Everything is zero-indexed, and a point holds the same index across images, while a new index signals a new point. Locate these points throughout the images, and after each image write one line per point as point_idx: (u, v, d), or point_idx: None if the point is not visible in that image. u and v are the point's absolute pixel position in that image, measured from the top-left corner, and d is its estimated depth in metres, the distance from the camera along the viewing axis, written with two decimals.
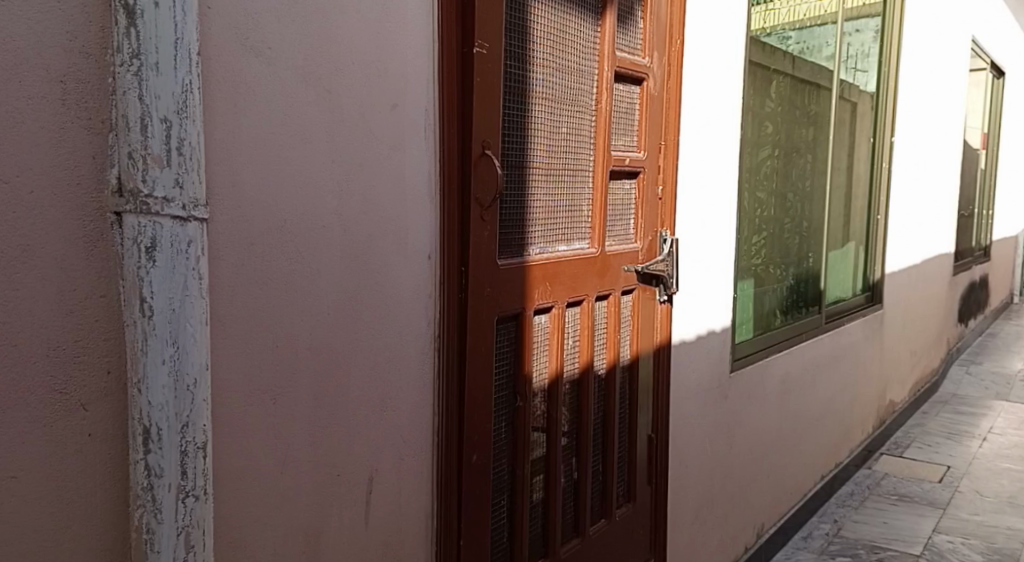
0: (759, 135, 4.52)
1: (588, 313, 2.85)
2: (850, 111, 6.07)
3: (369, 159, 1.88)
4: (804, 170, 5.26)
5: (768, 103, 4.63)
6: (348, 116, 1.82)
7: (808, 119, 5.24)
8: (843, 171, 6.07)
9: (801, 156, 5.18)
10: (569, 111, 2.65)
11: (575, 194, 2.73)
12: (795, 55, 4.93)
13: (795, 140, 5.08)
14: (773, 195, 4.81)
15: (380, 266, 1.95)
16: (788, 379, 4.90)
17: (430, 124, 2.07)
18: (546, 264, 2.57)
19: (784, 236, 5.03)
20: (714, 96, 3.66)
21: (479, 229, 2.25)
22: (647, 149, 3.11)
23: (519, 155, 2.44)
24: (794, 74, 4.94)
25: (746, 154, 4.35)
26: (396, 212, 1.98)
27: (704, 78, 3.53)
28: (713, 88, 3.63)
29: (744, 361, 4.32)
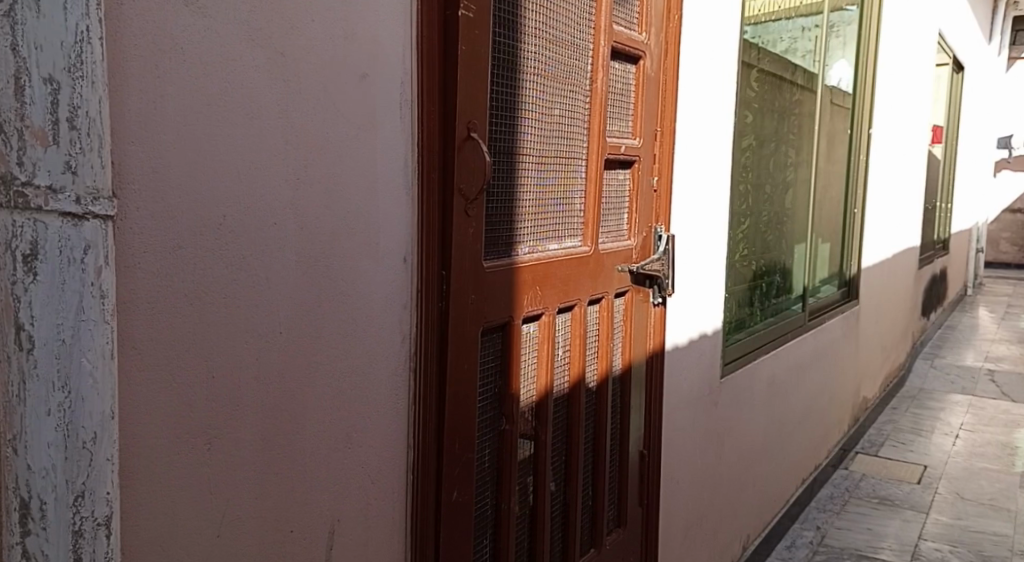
0: (764, 131, 4.13)
1: (580, 320, 2.45)
2: (849, 106, 5.70)
3: (333, 142, 1.52)
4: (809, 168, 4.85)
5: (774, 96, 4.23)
6: (307, 87, 1.46)
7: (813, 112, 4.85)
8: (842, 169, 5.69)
9: (805, 152, 4.78)
10: (562, 90, 2.29)
11: (567, 185, 2.37)
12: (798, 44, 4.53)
13: (799, 135, 4.69)
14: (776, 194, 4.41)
15: (346, 272, 1.60)
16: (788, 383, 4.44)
17: (408, 102, 1.73)
18: (537, 267, 2.23)
19: (787, 239, 4.64)
20: (721, 79, 3.21)
21: (464, 226, 1.90)
22: (643, 135, 2.65)
23: (508, 141, 2.09)
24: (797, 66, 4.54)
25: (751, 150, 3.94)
26: (365, 208, 1.63)
27: (709, 58, 3.08)
28: (720, 71, 3.19)
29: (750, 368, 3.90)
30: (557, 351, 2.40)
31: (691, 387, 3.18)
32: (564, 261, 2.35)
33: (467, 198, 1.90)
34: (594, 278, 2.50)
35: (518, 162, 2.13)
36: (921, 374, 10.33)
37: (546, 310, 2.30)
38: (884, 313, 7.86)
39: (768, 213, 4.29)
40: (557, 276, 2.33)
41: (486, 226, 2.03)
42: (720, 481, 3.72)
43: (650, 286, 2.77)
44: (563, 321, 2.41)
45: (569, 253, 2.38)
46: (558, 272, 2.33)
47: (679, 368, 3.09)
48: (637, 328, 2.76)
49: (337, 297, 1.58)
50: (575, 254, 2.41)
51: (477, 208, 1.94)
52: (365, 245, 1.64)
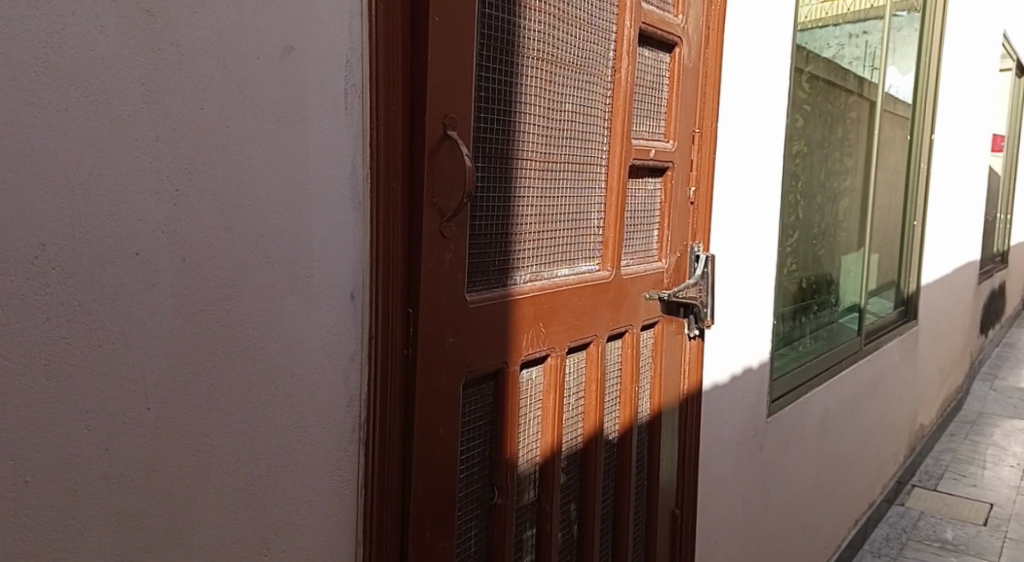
0: (818, 140, 3.65)
1: (597, 360, 1.93)
2: (915, 113, 5.16)
3: (240, 141, 1.15)
4: (868, 181, 4.35)
5: (829, 101, 3.75)
6: (195, 68, 1.09)
7: (873, 120, 4.35)
8: (906, 183, 5.16)
9: (862, 164, 4.28)
10: (577, 80, 1.83)
11: (583, 199, 1.90)
12: (855, 44, 4.06)
13: (856, 146, 4.19)
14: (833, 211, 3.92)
15: (263, 318, 1.20)
16: (856, 424, 3.85)
17: (361, 94, 1.33)
18: (542, 298, 1.74)
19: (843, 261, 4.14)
20: (776, 77, 2.73)
21: (438, 250, 1.47)
22: (678, 136, 2.17)
23: (501, 141, 1.63)
24: (854, 68, 4.06)
25: (804, 163, 3.47)
26: (293, 233, 1.23)
27: (763, 52, 2.61)
28: (776, 68, 2.72)
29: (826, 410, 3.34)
30: (567, 400, 1.88)
31: (744, 437, 2.62)
32: (581, 289, 1.86)
33: (444, 215, 1.47)
34: (617, 310, 1.99)
35: (514, 168, 1.67)
36: (981, 398, 9.59)
37: (553, 349, 1.79)
38: (942, 336, 7.24)
39: (823, 233, 3.79)
40: (569, 307, 1.82)
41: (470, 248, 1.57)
42: (792, 548, 3.11)
43: (685, 316, 2.25)
44: (578, 362, 1.90)
45: (586, 278, 1.88)
46: (573, 304, 1.83)
47: (735, 413, 2.54)
48: (665, 365, 2.19)
49: (250, 352, 1.18)
50: (596, 281, 1.91)
51: (456, 228, 1.51)
52: (292, 280, 1.24)
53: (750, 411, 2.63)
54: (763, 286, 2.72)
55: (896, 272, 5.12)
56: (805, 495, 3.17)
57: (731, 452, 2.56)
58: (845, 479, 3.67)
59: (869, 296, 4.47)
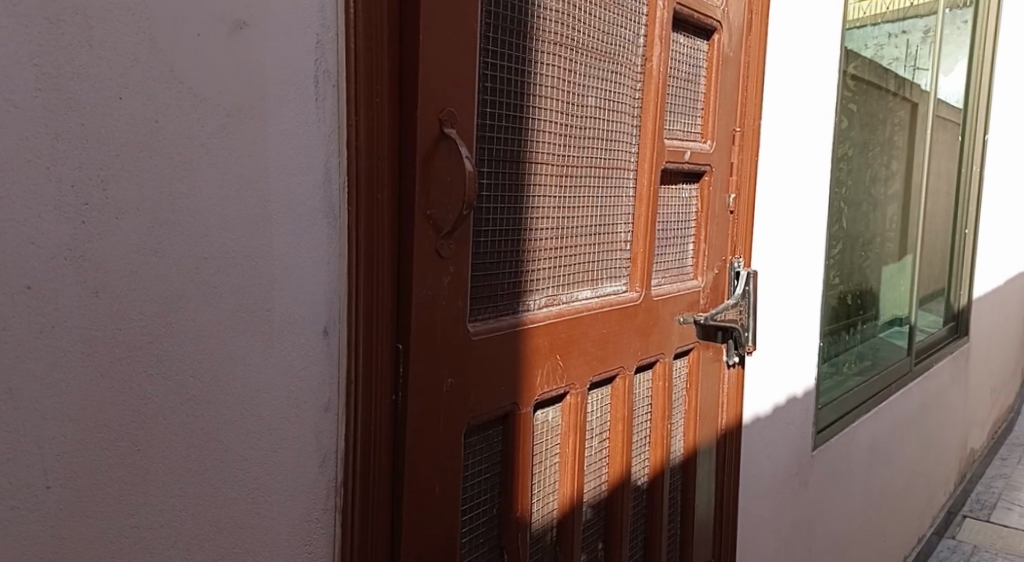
0: (863, 144, 3.36)
1: (623, 396, 1.67)
2: (966, 115, 4.83)
3: (176, 142, 0.90)
4: (916, 188, 4.04)
5: (874, 102, 3.47)
6: (112, 45, 0.84)
7: (921, 123, 4.05)
8: (956, 190, 4.83)
9: (910, 170, 3.98)
10: (600, 70, 1.57)
11: (609, 208, 1.63)
12: (900, 41, 3.77)
13: (903, 151, 3.89)
14: (879, 221, 3.62)
15: (207, 363, 0.95)
16: (906, 453, 3.54)
17: (336, 83, 1.08)
18: (560, 326, 1.48)
19: (890, 274, 3.84)
20: (826, 72, 2.46)
21: (434, 273, 1.22)
22: (716, 136, 1.91)
23: (512, 141, 1.37)
24: (901, 67, 3.76)
25: (847, 169, 3.18)
26: (248, 255, 0.99)
27: (811, 44, 2.34)
28: (825, 62, 2.45)
29: (875, 439, 3.04)
30: (589, 443, 1.62)
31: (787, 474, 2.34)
32: (606, 314, 1.60)
33: (442, 230, 1.22)
34: (647, 336, 1.73)
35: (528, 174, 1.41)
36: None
37: (572, 385, 1.53)
38: (993, 352, 6.83)
39: (868, 244, 3.50)
40: (591, 335, 1.56)
41: (474, 269, 1.31)
42: None
43: (723, 340, 1.99)
44: (602, 398, 1.64)
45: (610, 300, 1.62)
46: (596, 332, 1.58)
47: (777, 447, 2.27)
48: (701, 398, 1.93)
49: (189, 406, 0.94)
50: (624, 303, 1.65)
51: (457, 245, 1.25)
52: (246, 316, 0.99)
53: (793, 445, 2.35)
54: (809, 304, 2.44)
55: (945, 285, 4.79)
56: (853, 534, 2.87)
57: (773, 492, 2.28)
58: (894, 512, 3.37)
59: (919, 311, 4.14)
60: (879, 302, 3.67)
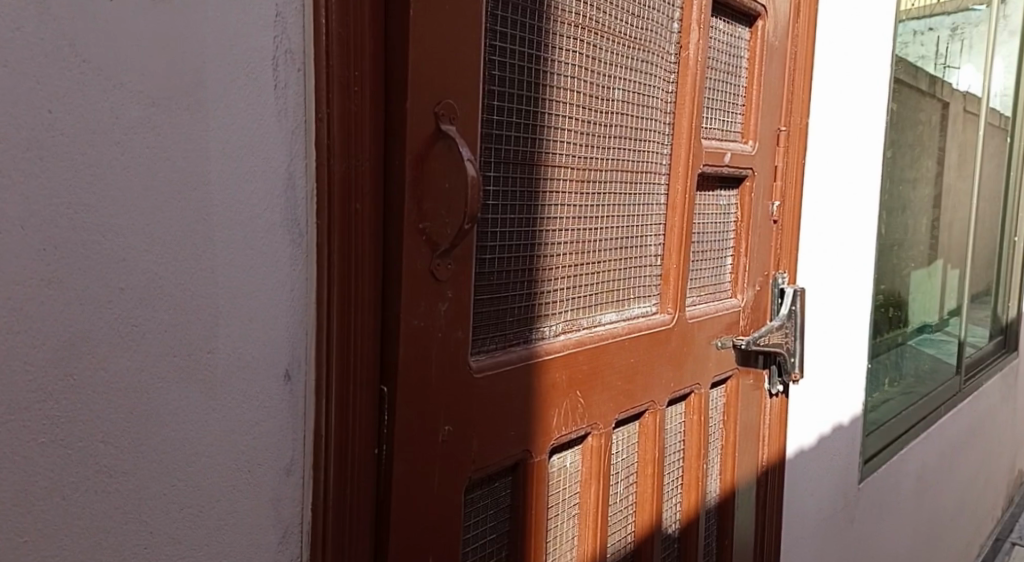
0: (912, 146, 3.10)
1: (652, 434, 1.45)
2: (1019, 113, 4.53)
3: (78, 138, 0.69)
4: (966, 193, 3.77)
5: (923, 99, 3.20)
6: None
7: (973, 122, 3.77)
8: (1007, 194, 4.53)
9: (960, 173, 3.70)
10: (629, 57, 1.34)
11: (637, 219, 1.40)
12: (952, 34, 3.49)
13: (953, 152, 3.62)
14: (928, 227, 3.36)
15: (125, 424, 0.74)
16: (955, 479, 3.27)
17: (300, 65, 0.86)
18: (581, 359, 1.26)
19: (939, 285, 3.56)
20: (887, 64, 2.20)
21: (427, 300, 1.00)
22: (759, 135, 1.68)
23: (526, 140, 1.15)
24: (953, 61, 3.49)
25: (895, 172, 2.93)
26: (182, 283, 0.77)
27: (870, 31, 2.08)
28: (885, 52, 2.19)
29: (924, 466, 2.79)
30: (613, 489, 1.40)
31: (832, 511, 2.11)
32: (635, 341, 1.38)
33: (438, 247, 1.00)
34: (681, 365, 1.50)
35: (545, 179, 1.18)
36: None
37: (594, 425, 1.31)
38: None
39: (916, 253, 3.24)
40: (617, 366, 1.34)
41: (477, 292, 1.09)
42: None
43: (765, 366, 1.75)
44: (628, 437, 1.42)
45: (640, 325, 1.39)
46: (622, 362, 1.35)
47: (822, 482, 2.03)
48: (739, 432, 1.70)
49: (99, 481, 0.73)
50: (655, 328, 1.43)
51: (457, 265, 1.03)
52: (179, 361, 0.78)
53: (839, 479, 2.12)
54: (860, 322, 2.20)
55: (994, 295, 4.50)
56: None
57: (817, 532, 2.05)
58: (943, 543, 3.11)
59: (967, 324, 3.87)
60: (927, 315, 3.40)
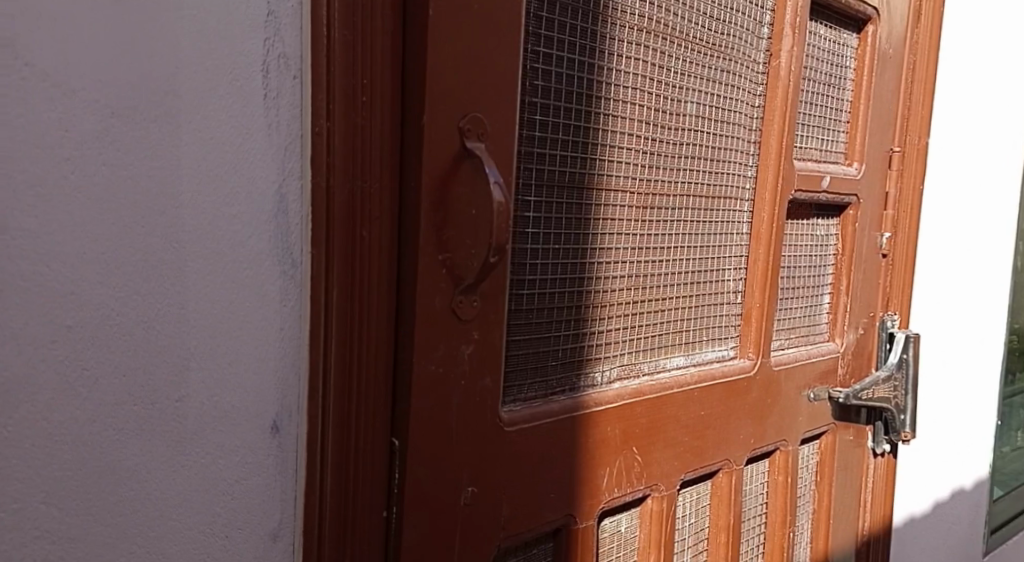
0: None
1: (729, 497, 1.28)
2: None
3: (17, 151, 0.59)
4: None
5: None
6: None
7: None
8: None
9: None
10: (706, 67, 1.18)
11: (711, 251, 1.24)
12: None
13: None
14: None
15: (71, 482, 0.62)
16: None
17: (296, 73, 0.77)
18: (638, 411, 1.11)
19: None
20: None
21: (448, 340, 0.88)
22: (867, 156, 1.48)
23: (574, 161, 1.02)
24: None
25: None
26: (143, 321, 0.66)
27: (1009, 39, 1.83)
28: None
29: None
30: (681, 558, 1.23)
31: None
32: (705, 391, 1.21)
33: (460, 281, 0.88)
34: (765, 419, 1.33)
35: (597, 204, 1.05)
36: None
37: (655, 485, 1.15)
38: None
39: None
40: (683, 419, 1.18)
41: (511, 333, 0.97)
42: None
43: (870, 421, 1.55)
44: (697, 498, 1.25)
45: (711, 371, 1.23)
46: (690, 415, 1.19)
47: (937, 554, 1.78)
48: (835, 494, 1.50)
49: (36, 549, 0.61)
50: (730, 375, 1.26)
51: (483, 302, 0.91)
52: (138, 415, 0.65)
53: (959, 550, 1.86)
54: (989, 371, 1.93)
55: None
56: None
57: None
58: None
59: None
60: None
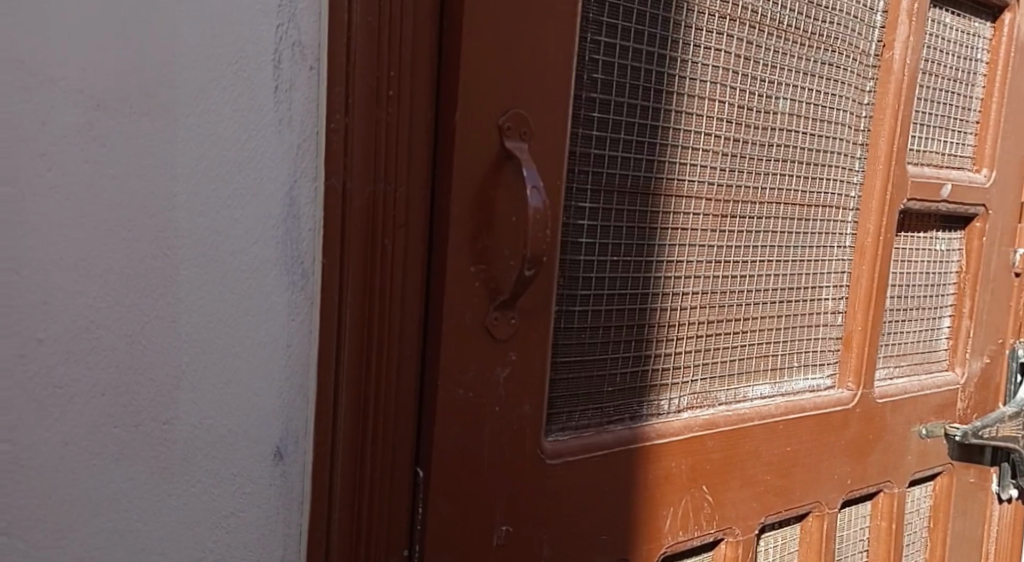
0: None
1: (818, 544, 1.15)
2: None
3: None
4: None
5: None
6: None
7: None
8: None
9: None
10: (805, 58, 1.04)
11: (807, 268, 1.10)
12: None
13: None
14: None
15: (36, 512, 0.57)
16: None
17: (312, 63, 0.67)
18: (709, 445, 1.01)
19: None
20: None
21: (480, 360, 0.80)
22: (999, 160, 1.29)
23: (640, 163, 0.91)
24: None
25: None
26: (127, 335, 0.59)
27: None
28: None
29: None
30: None
31: None
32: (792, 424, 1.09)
33: (495, 297, 0.79)
34: (865, 457, 1.18)
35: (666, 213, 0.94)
36: None
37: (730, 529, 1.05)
38: None
39: None
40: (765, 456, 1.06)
41: (557, 353, 0.88)
42: None
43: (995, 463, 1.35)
44: (783, 544, 1.13)
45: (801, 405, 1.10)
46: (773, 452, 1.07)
47: None
48: (952, 546, 1.32)
49: None
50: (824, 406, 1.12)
51: (522, 319, 0.83)
52: (118, 439, 0.59)
53: None
54: None
55: None
56: None
57: None
58: None
59: None
60: None
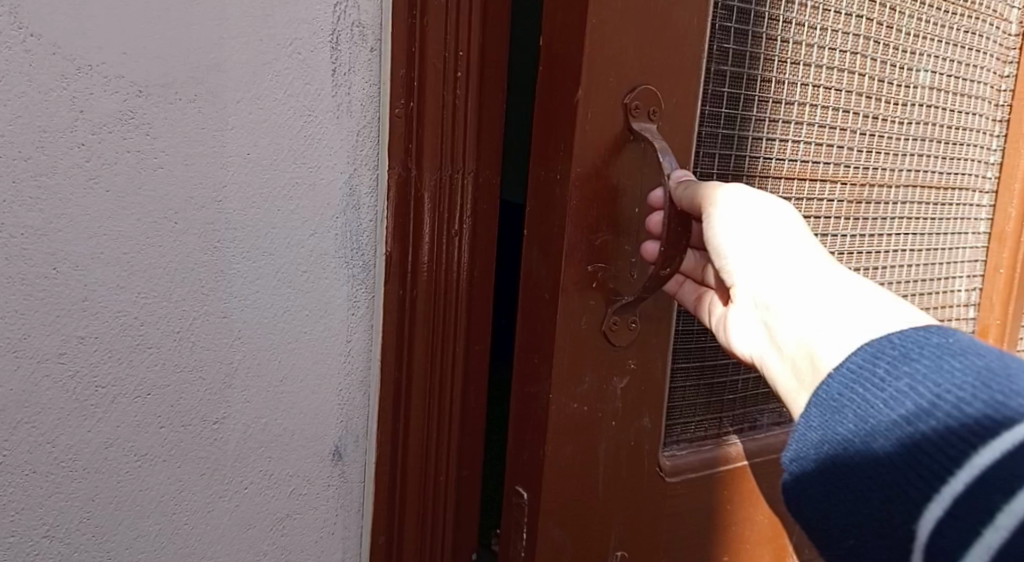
0: None
1: None
2: None
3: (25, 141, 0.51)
4: None
5: None
6: None
7: None
8: None
9: None
10: (947, 26, 0.95)
11: (938, 258, 1.03)
12: None
13: None
14: None
15: (82, 512, 0.56)
16: None
17: (374, 44, 0.64)
18: None
19: None
20: None
21: (597, 366, 0.73)
22: None
23: (770, 143, 0.82)
24: None
25: None
26: (174, 333, 0.58)
27: None
28: None
29: None
30: None
31: None
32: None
33: (613, 298, 0.73)
34: None
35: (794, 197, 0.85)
36: None
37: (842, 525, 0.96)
38: None
39: None
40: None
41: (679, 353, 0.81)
42: None
43: None
44: None
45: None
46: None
47: None
48: None
49: None
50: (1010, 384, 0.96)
51: (641, 321, 0.75)
52: (170, 438, 0.58)
53: None
54: None
55: None
56: None
57: None
58: None
59: None
60: None
